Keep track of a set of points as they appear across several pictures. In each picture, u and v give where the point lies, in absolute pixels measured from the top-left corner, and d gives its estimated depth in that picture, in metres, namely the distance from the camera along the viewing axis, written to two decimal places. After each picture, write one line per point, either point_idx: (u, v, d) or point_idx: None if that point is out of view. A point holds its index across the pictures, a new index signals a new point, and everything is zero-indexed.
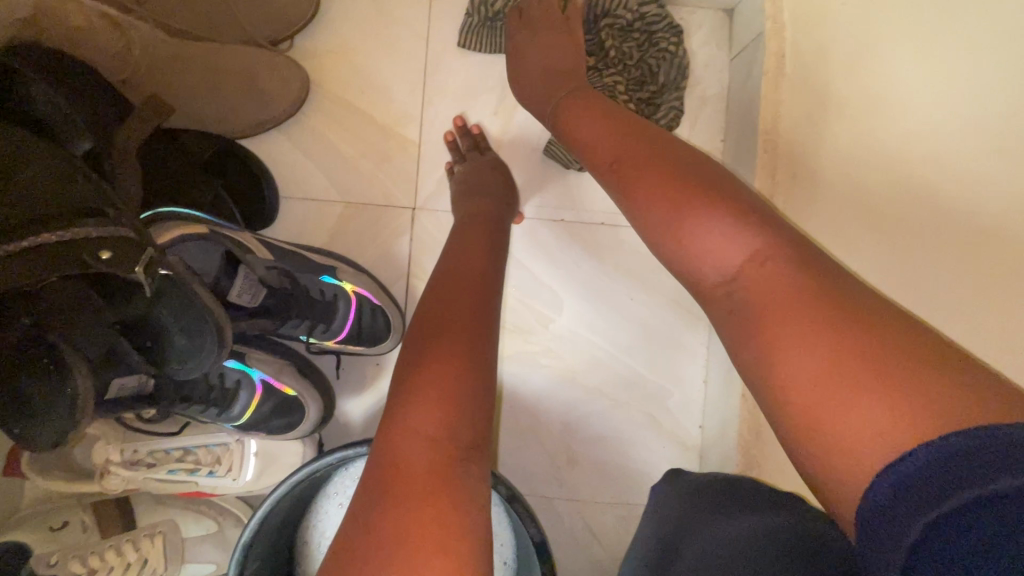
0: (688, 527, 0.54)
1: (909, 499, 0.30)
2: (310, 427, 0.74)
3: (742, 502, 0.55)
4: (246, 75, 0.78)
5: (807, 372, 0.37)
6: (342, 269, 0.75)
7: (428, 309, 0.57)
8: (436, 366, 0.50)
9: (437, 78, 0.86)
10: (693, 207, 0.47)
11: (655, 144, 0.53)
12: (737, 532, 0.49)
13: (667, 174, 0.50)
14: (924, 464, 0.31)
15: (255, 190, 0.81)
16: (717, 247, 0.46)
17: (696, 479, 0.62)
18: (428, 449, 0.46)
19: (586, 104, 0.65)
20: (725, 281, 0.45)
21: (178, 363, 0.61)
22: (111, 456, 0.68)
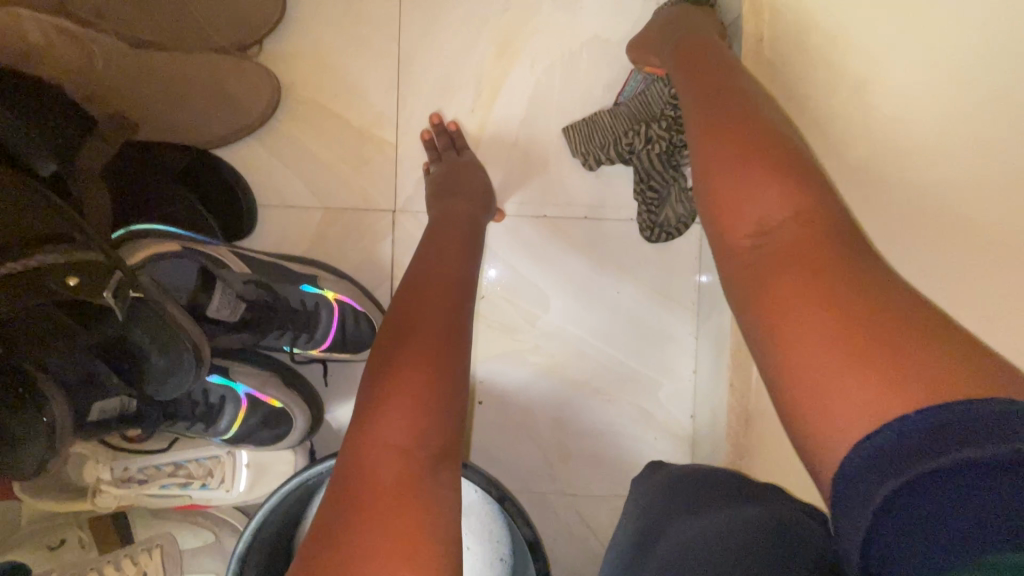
0: (670, 519, 0.54)
1: (881, 466, 0.32)
2: (299, 437, 0.74)
3: (724, 493, 0.55)
4: (216, 85, 0.76)
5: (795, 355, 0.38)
6: (323, 277, 0.74)
7: (398, 311, 0.56)
8: (409, 375, 0.49)
9: (411, 77, 0.84)
10: (750, 164, 0.46)
11: (753, 101, 0.52)
12: (717, 523, 0.50)
13: (755, 134, 0.48)
14: (897, 437, 0.32)
15: (231, 201, 0.81)
16: (764, 206, 0.45)
17: (678, 471, 0.62)
18: (400, 460, 0.46)
19: (687, 55, 0.62)
20: (758, 233, 0.45)
21: (159, 385, 0.61)
22: (102, 474, 0.70)
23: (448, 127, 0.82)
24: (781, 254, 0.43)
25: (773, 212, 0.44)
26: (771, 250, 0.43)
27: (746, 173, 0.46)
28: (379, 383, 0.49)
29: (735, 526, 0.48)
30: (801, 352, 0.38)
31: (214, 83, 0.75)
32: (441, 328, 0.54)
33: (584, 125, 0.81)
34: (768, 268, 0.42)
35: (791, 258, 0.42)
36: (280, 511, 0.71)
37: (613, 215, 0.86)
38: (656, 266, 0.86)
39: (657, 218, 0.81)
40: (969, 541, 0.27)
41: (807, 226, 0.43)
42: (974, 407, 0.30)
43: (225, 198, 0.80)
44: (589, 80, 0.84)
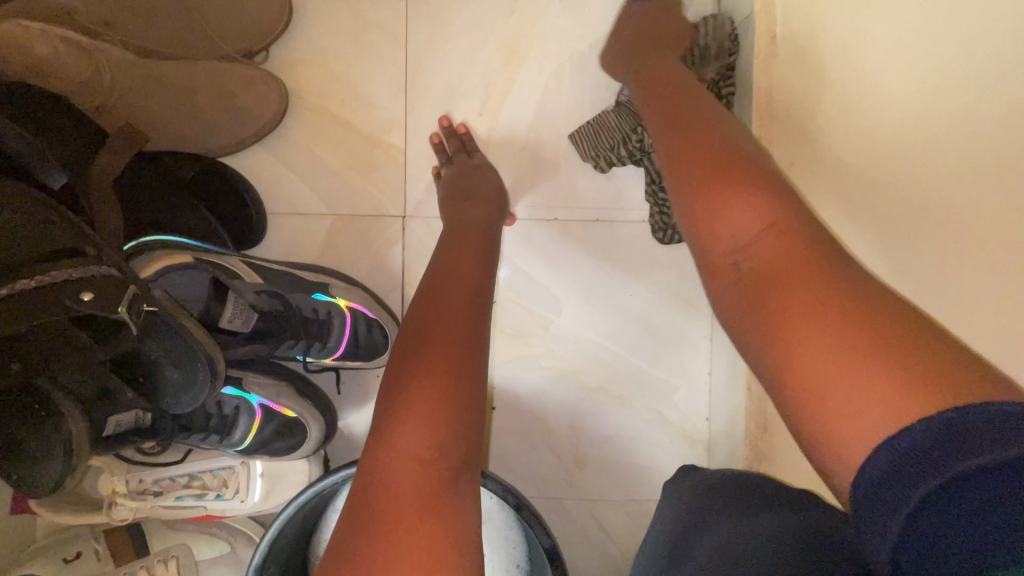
0: (694, 528, 0.53)
1: (907, 471, 0.30)
2: (313, 446, 0.73)
3: (747, 500, 0.54)
4: (222, 94, 0.75)
5: (814, 362, 0.36)
6: (334, 285, 0.74)
7: (412, 320, 0.55)
8: (427, 386, 0.49)
9: (419, 81, 0.83)
10: (721, 184, 0.46)
11: (711, 116, 0.52)
12: (744, 532, 0.49)
13: (723, 147, 0.48)
14: (919, 440, 0.31)
15: (240, 210, 0.80)
16: (741, 218, 0.44)
17: (698, 478, 0.61)
18: (419, 472, 0.45)
19: (654, 74, 0.61)
20: (735, 249, 0.44)
21: (174, 398, 0.60)
22: (116, 488, 0.69)
23: (457, 130, 0.82)
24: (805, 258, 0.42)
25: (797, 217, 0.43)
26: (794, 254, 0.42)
27: (717, 190, 0.46)
28: (396, 394, 0.49)
29: (761, 539, 0.47)
30: (818, 359, 0.36)
31: (219, 93, 0.75)
32: (457, 337, 0.53)
33: (585, 128, 0.80)
34: None
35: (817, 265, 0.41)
36: (295, 521, 0.71)
37: (625, 217, 0.85)
38: (669, 268, 0.85)
39: (670, 220, 0.80)
40: (1000, 545, 0.27)
41: (782, 237, 0.42)
42: (998, 407, 0.29)
43: (235, 208, 0.80)
44: (599, 81, 0.83)
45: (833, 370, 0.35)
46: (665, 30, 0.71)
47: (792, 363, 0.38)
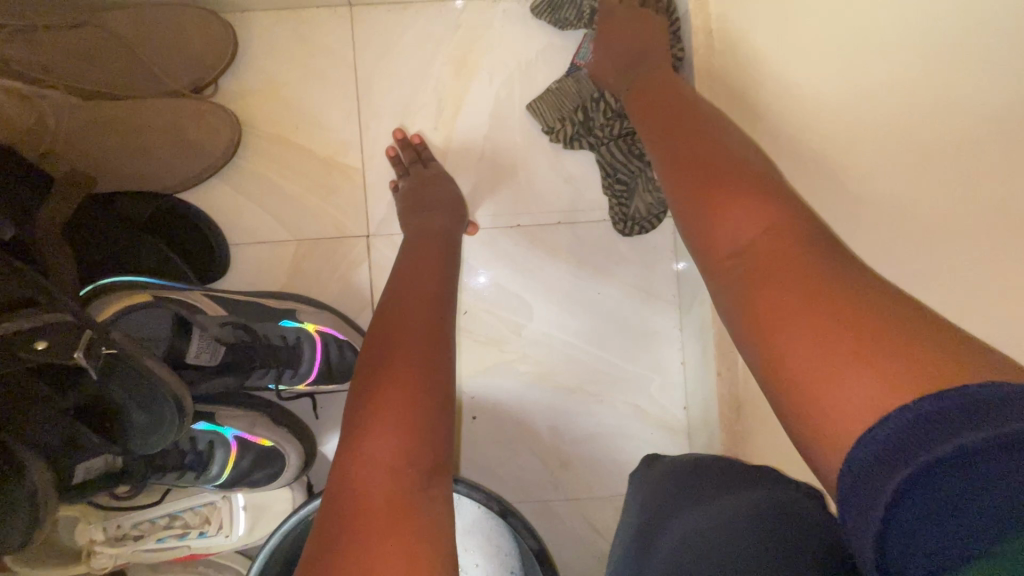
0: (666, 509, 0.55)
1: (887, 458, 0.31)
2: (294, 473, 0.72)
3: (720, 482, 0.55)
4: (172, 129, 0.75)
5: (794, 328, 0.39)
6: (301, 310, 0.73)
7: (376, 329, 0.56)
8: (391, 390, 0.49)
9: (370, 99, 0.84)
10: (726, 199, 0.47)
11: (700, 134, 0.54)
12: (711, 512, 0.50)
13: (723, 162, 0.50)
14: (904, 424, 0.31)
15: (201, 244, 0.79)
16: (740, 220, 0.46)
17: (674, 461, 0.63)
18: (390, 478, 0.46)
19: (643, 95, 0.64)
20: (735, 253, 0.45)
21: (142, 438, 0.58)
22: (95, 536, 0.68)
23: (412, 140, 0.82)
24: (771, 251, 0.43)
25: (749, 223, 0.45)
26: (766, 243, 0.44)
27: (727, 197, 0.47)
28: (366, 400, 0.49)
29: (722, 523, 0.48)
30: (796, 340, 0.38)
31: (170, 129, 0.75)
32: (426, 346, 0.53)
33: (540, 102, 0.83)
34: (759, 270, 0.43)
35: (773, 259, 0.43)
36: (279, 553, 0.71)
37: (585, 217, 0.86)
38: (634, 263, 0.87)
39: (628, 211, 0.82)
40: (985, 525, 0.27)
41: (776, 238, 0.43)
42: (980, 390, 0.30)
43: (197, 242, 0.79)
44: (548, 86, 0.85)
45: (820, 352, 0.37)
46: (639, 35, 0.70)
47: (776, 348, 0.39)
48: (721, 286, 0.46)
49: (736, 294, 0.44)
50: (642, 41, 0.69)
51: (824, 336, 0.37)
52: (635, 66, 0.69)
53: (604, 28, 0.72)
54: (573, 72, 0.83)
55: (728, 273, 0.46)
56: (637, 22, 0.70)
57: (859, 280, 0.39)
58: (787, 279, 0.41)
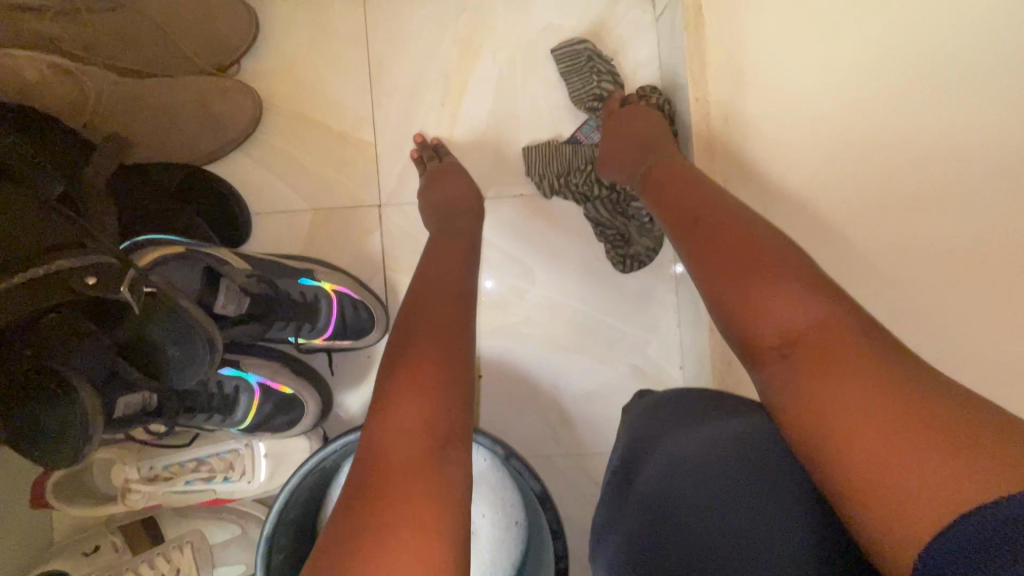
0: (654, 436, 0.59)
1: (972, 558, 0.30)
2: (311, 422, 0.78)
3: (710, 415, 0.58)
4: (201, 105, 0.80)
5: (850, 417, 0.38)
6: (318, 272, 0.81)
7: (401, 315, 0.61)
8: (420, 360, 0.54)
9: (381, 79, 0.90)
10: (762, 277, 0.47)
11: (730, 217, 0.54)
12: (702, 446, 0.54)
13: (752, 244, 0.50)
14: (993, 520, 0.30)
15: (226, 213, 0.86)
16: (786, 312, 0.45)
17: (666, 396, 0.64)
18: (412, 440, 0.49)
19: (665, 170, 0.65)
20: (781, 343, 0.45)
21: (176, 374, 0.64)
22: (130, 474, 0.74)
23: (432, 144, 0.88)
24: (821, 346, 0.42)
25: (795, 311, 0.44)
26: (816, 330, 0.43)
27: (758, 282, 0.47)
28: (390, 383, 0.53)
29: (713, 457, 0.53)
30: (855, 434, 0.38)
31: (199, 104, 0.80)
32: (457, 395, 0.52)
33: (539, 149, 0.88)
34: (815, 350, 0.42)
35: (819, 349, 0.42)
36: (295, 496, 0.76)
37: None
38: None
39: (626, 250, 0.88)
40: None
41: (828, 331, 0.42)
42: None
43: (223, 211, 0.85)
44: (548, 65, 0.90)
45: (863, 408, 0.38)
46: (651, 121, 0.76)
47: (821, 414, 0.40)
48: (770, 377, 0.45)
49: (782, 382, 0.44)
50: (652, 119, 0.76)
51: (866, 396, 0.38)
52: (653, 143, 0.72)
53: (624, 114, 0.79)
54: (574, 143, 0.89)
55: (775, 366, 0.45)
56: (643, 111, 0.78)
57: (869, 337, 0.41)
58: (841, 369, 0.40)
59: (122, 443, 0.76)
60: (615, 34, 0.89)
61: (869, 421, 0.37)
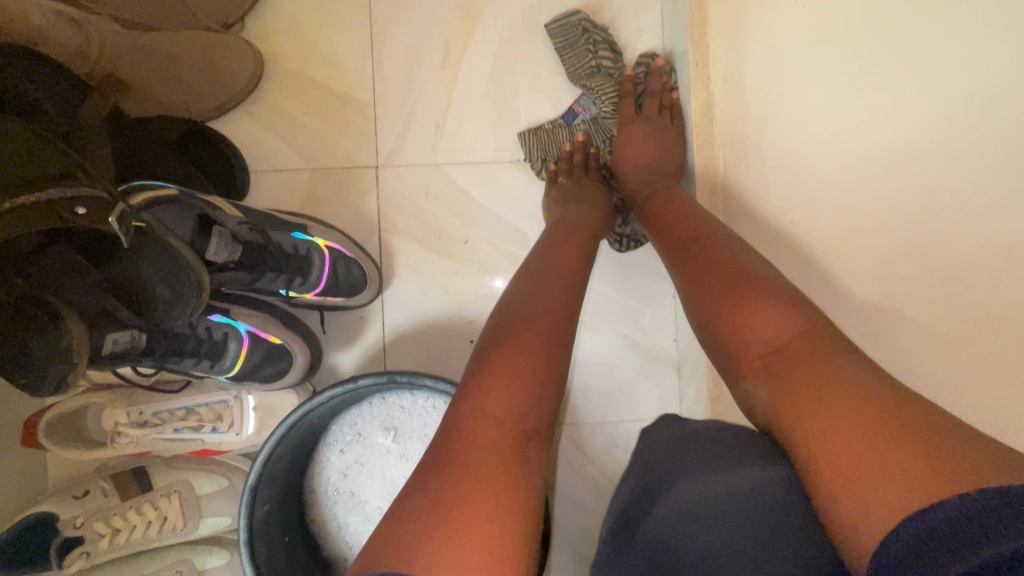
0: (669, 472, 0.53)
1: (937, 546, 0.32)
2: (299, 375, 0.79)
3: (730, 450, 0.51)
4: (205, 59, 0.80)
5: (829, 424, 0.40)
6: (313, 228, 0.81)
7: (502, 315, 0.56)
8: (518, 360, 0.50)
9: (383, 42, 0.90)
10: (754, 297, 0.51)
11: (729, 251, 0.57)
12: (715, 489, 0.48)
13: (745, 269, 0.54)
14: (958, 512, 0.32)
15: (225, 169, 0.86)
16: (770, 322, 0.49)
17: (692, 427, 0.58)
18: (497, 428, 0.47)
19: (668, 202, 0.70)
20: (767, 353, 0.48)
21: (165, 313, 0.64)
22: (120, 418, 0.75)
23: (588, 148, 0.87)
24: (805, 353, 0.45)
25: (779, 325, 0.48)
26: (800, 342, 0.46)
27: (747, 300, 0.51)
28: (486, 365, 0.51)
29: (726, 501, 0.47)
30: (829, 433, 0.40)
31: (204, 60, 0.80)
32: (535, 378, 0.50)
33: (536, 133, 0.88)
34: (797, 362, 0.45)
35: (805, 364, 0.45)
36: (280, 449, 0.75)
37: None
38: None
39: (622, 229, 0.87)
40: None
41: (808, 341, 0.46)
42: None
43: (220, 167, 0.86)
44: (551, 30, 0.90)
45: (841, 418, 0.40)
46: (655, 147, 0.79)
47: (804, 420, 0.42)
48: (753, 388, 0.49)
49: (765, 391, 0.47)
50: (657, 144, 0.80)
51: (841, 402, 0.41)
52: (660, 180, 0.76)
53: (628, 136, 0.82)
54: (568, 117, 0.90)
55: (756, 373, 0.48)
56: (649, 133, 0.80)
57: (852, 354, 0.44)
58: (819, 378, 0.43)
59: (114, 390, 0.78)
60: (617, 1, 0.89)
61: (849, 428, 0.39)
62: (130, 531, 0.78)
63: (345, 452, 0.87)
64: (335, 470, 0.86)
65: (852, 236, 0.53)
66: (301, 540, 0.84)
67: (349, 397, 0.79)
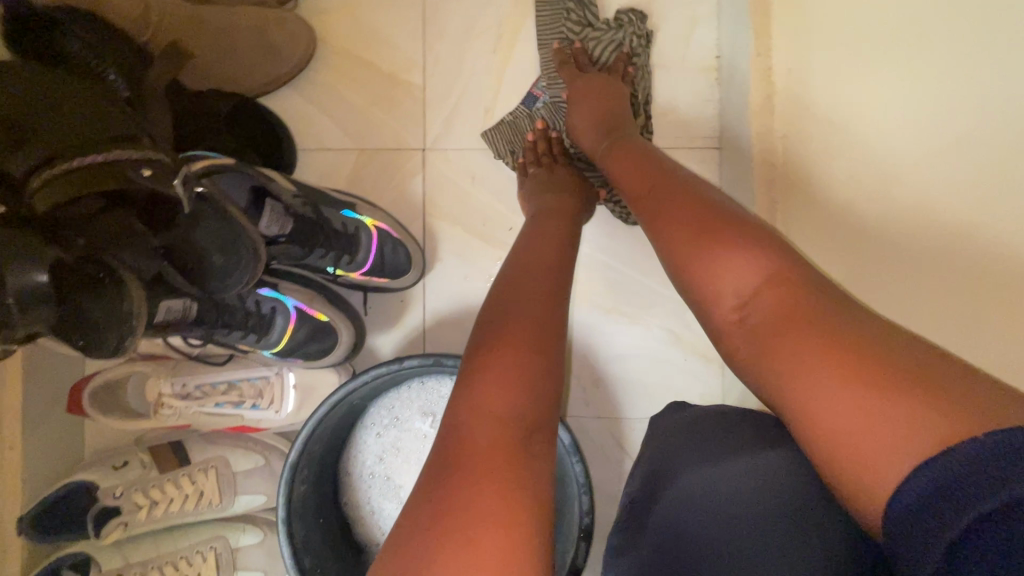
0: (676, 459, 0.55)
1: (947, 504, 0.29)
2: (343, 353, 0.79)
3: (738, 436, 0.53)
4: (259, 33, 0.79)
5: (815, 384, 0.36)
6: (360, 206, 0.80)
7: (496, 286, 0.53)
8: (516, 328, 0.47)
9: (434, 23, 0.89)
10: (720, 241, 0.45)
11: (687, 190, 0.50)
12: (731, 474, 0.49)
13: (705, 210, 0.48)
14: (960, 464, 0.29)
15: (274, 146, 0.85)
16: (737, 274, 0.43)
17: (696, 411, 0.60)
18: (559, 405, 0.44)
19: (623, 148, 0.63)
20: (740, 307, 0.43)
21: (218, 282, 0.63)
22: (163, 388, 0.75)
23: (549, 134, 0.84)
24: (782, 305, 0.40)
25: (747, 278, 0.43)
26: (770, 293, 0.41)
27: (709, 247, 0.45)
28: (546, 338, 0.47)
29: (741, 485, 0.48)
30: (822, 392, 0.35)
31: (257, 33, 0.79)
32: (517, 349, 0.45)
33: (498, 128, 0.87)
34: (773, 317, 0.41)
35: (785, 321, 0.40)
36: (322, 427, 0.74)
37: None
38: None
39: None
40: None
41: (777, 292, 0.41)
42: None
43: (270, 144, 0.85)
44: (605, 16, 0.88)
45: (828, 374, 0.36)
46: (612, 99, 0.74)
47: (798, 386, 0.37)
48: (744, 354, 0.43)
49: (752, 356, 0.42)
50: (612, 96, 0.74)
51: (815, 353, 0.37)
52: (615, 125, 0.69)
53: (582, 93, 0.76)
54: (528, 101, 0.88)
55: (737, 335, 0.44)
56: (612, 89, 0.76)
57: (831, 300, 0.39)
58: (803, 332, 0.38)
59: (158, 360, 0.77)
60: None
61: (831, 382, 0.35)
62: (166, 504, 0.78)
63: (380, 435, 0.86)
64: (371, 453, 0.85)
65: (922, 223, 0.51)
66: (336, 524, 0.83)
67: (391, 377, 0.78)
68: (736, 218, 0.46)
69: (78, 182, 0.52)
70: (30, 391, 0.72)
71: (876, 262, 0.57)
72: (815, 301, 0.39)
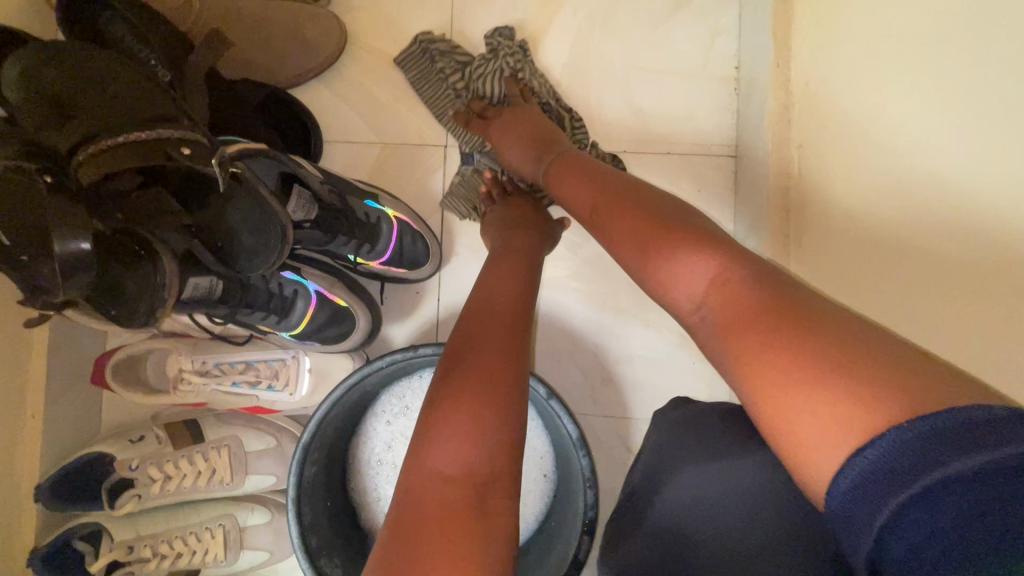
0: (666, 459, 0.54)
1: (884, 478, 0.28)
2: (360, 338, 0.80)
3: (730, 432, 0.53)
4: (292, 28, 0.83)
5: (773, 371, 0.35)
6: (383, 198, 0.82)
7: (461, 329, 0.53)
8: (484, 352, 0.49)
9: (461, 24, 0.92)
10: (662, 248, 0.46)
11: (625, 199, 0.52)
12: (728, 474, 0.49)
13: (655, 215, 0.49)
14: (898, 443, 0.28)
15: (302, 136, 0.88)
16: (690, 274, 0.44)
17: (688, 407, 0.59)
18: None
19: (569, 164, 0.64)
20: (696, 306, 0.43)
21: (245, 260, 0.64)
22: (183, 365, 0.77)
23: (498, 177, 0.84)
24: (741, 296, 0.40)
25: (696, 275, 0.43)
26: (714, 291, 0.42)
27: (658, 252, 0.46)
28: None
29: (739, 484, 0.49)
30: (778, 377, 0.35)
31: (291, 28, 0.82)
32: (488, 374, 0.47)
33: (452, 195, 0.89)
34: (733, 311, 0.40)
35: (740, 314, 0.39)
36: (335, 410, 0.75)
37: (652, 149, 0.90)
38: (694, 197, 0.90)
39: None
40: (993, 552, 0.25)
41: (722, 286, 0.41)
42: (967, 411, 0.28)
43: (298, 133, 0.89)
44: (628, 24, 0.91)
45: (787, 363, 0.34)
46: (540, 123, 0.75)
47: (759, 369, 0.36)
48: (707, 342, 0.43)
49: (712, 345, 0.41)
50: (535, 121, 0.75)
51: (766, 337, 0.36)
52: (550, 145, 0.70)
53: (509, 124, 0.76)
54: (468, 158, 0.90)
55: (700, 332, 0.43)
56: (531, 117, 0.76)
57: (777, 288, 0.39)
58: (760, 322, 0.37)
59: (179, 337, 0.79)
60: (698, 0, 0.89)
61: (789, 368, 0.34)
62: (179, 479, 0.80)
63: (389, 423, 0.87)
64: (380, 440, 0.87)
65: (933, 234, 0.52)
66: (343, 509, 0.84)
67: (404, 366, 0.80)
68: (661, 233, 0.47)
69: (122, 157, 0.54)
70: (52, 365, 0.75)
71: (884, 268, 0.58)
72: (793, 282, 0.39)
